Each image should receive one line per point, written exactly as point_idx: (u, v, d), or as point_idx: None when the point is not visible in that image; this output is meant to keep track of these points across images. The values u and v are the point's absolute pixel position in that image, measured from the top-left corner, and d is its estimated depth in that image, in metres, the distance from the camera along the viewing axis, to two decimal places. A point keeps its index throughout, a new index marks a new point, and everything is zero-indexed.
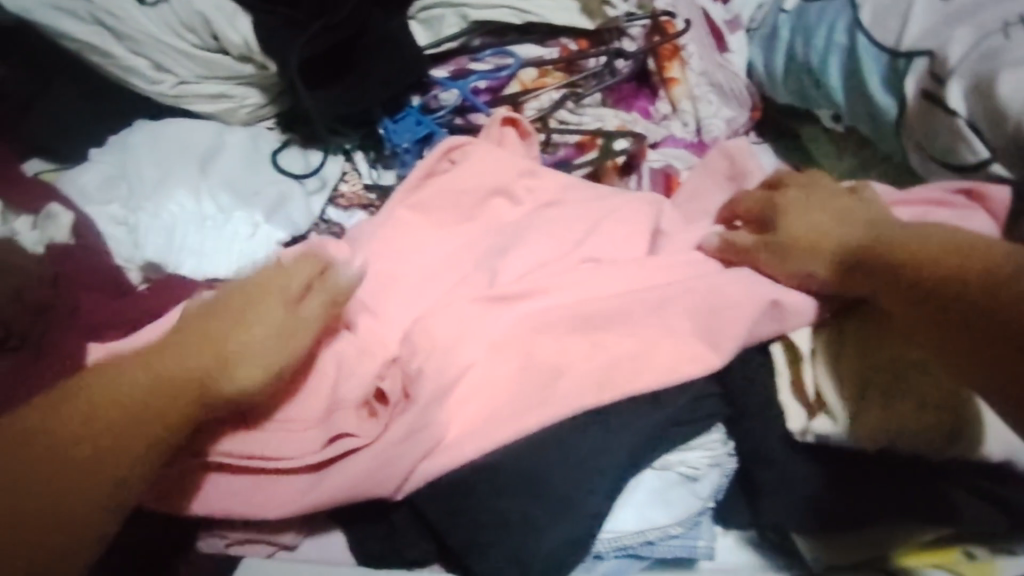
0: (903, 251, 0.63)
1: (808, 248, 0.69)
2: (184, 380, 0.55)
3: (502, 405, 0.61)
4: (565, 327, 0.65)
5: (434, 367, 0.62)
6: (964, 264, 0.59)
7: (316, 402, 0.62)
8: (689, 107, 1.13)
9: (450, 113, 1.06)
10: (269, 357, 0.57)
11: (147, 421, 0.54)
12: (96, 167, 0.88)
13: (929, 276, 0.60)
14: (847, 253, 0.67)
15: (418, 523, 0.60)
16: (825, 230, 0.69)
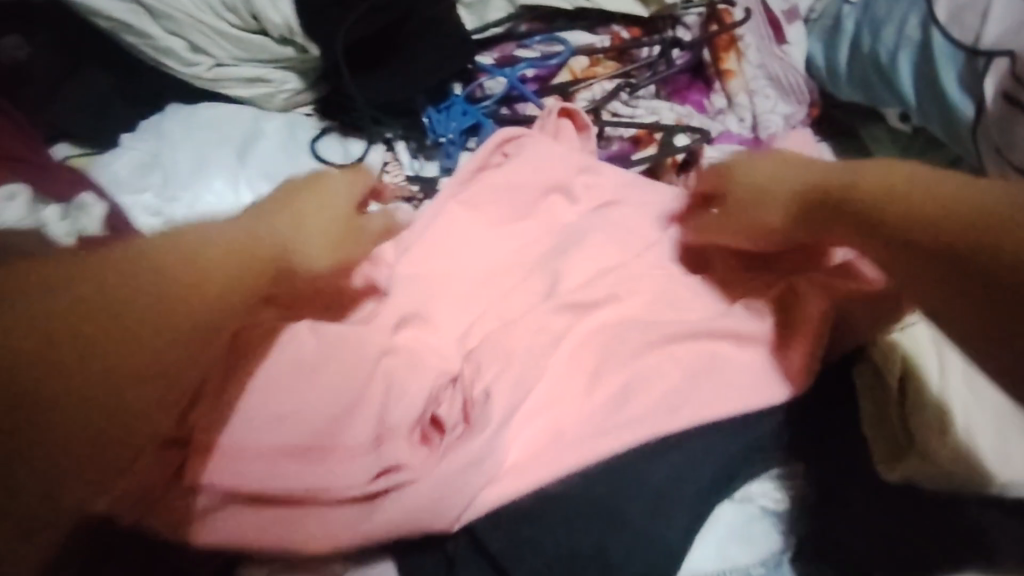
0: (855, 192, 0.53)
1: (761, 200, 0.59)
2: (274, 232, 0.54)
3: (574, 431, 0.56)
4: (636, 341, 0.60)
5: (503, 389, 0.57)
6: (940, 202, 0.48)
7: (363, 426, 0.55)
8: (747, 102, 1.06)
9: (496, 103, 1.00)
10: (336, 230, 0.58)
11: (244, 271, 0.51)
12: (129, 154, 0.84)
13: (887, 223, 0.51)
14: (802, 201, 0.57)
15: (477, 558, 0.53)
16: (785, 177, 0.59)
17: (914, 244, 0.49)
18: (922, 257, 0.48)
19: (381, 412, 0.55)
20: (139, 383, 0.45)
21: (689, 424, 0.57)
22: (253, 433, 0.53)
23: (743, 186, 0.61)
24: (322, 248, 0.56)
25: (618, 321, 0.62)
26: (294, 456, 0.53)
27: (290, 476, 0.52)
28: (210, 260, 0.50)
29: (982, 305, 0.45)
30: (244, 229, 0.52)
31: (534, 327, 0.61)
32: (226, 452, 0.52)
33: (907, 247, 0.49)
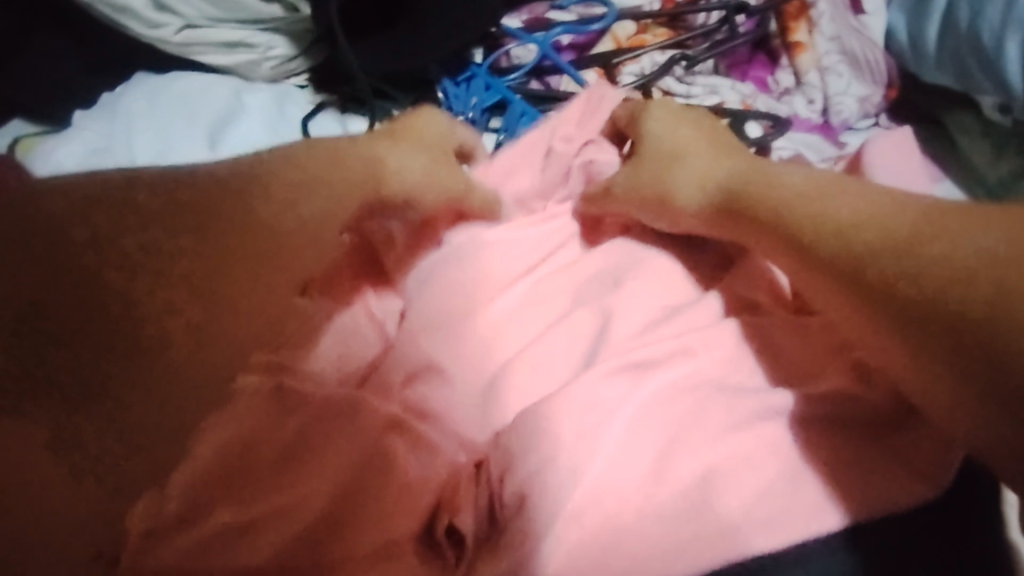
0: (783, 201, 0.50)
1: (667, 185, 0.55)
2: (377, 166, 0.54)
3: (640, 552, 0.42)
4: (711, 422, 0.47)
5: (543, 488, 0.44)
6: (888, 226, 0.45)
7: (361, 534, 0.43)
8: (818, 81, 0.89)
9: (525, 75, 0.84)
10: (441, 162, 0.57)
11: (333, 201, 0.52)
12: (80, 140, 0.69)
13: (861, 237, 0.45)
14: (713, 196, 0.53)
15: None
16: (691, 159, 0.55)
17: (858, 268, 0.45)
18: (868, 288, 0.44)
19: (383, 514, 0.44)
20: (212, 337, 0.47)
21: (792, 540, 0.43)
22: (212, 549, 0.42)
23: (652, 161, 0.56)
24: (422, 172, 0.55)
25: (687, 391, 0.48)
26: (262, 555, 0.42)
27: None
28: (310, 194, 0.51)
29: (948, 350, 0.41)
30: (341, 154, 0.53)
31: (578, 401, 0.46)
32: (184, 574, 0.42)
33: (848, 274, 0.45)
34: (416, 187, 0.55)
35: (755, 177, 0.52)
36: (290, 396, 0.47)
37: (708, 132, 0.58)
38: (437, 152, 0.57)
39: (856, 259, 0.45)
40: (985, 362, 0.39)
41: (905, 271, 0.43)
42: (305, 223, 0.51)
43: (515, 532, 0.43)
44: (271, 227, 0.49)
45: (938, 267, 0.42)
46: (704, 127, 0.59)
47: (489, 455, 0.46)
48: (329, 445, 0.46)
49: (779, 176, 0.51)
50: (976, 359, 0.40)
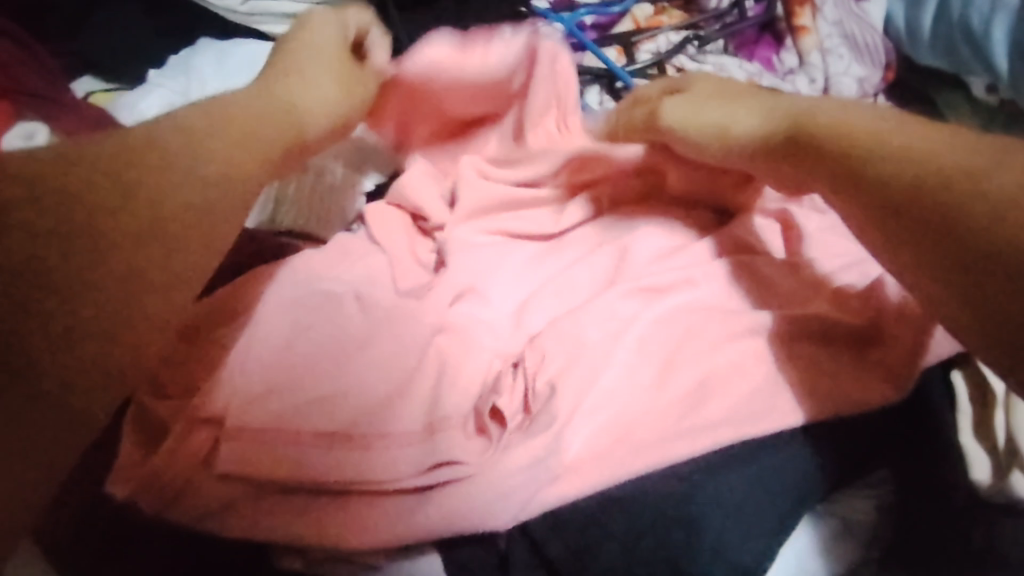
0: (848, 135, 0.46)
1: (733, 121, 0.53)
2: (293, 85, 0.51)
3: (654, 434, 0.50)
4: (708, 336, 0.55)
5: (567, 381, 0.52)
6: (936, 153, 0.42)
7: (415, 410, 0.50)
8: (819, 61, 0.96)
9: None
10: (342, 73, 0.55)
11: (263, 129, 0.47)
12: (161, 92, 0.77)
13: (914, 173, 0.42)
14: (767, 130, 0.50)
15: (535, 561, 0.48)
16: (741, 116, 0.52)
17: (912, 196, 0.42)
18: (912, 209, 0.42)
19: (434, 396, 0.50)
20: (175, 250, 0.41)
21: (774, 428, 0.51)
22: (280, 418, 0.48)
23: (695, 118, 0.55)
24: (335, 86, 0.53)
25: (692, 310, 0.56)
26: (328, 421, 0.48)
27: (317, 467, 0.47)
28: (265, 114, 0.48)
29: (984, 267, 0.38)
30: (262, 86, 0.49)
31: (597, 315, 0.55)
32: (261, 435, 0.47)
33: (915, 210, 0.42)
34: (319, 96, 0.52)
35: (821, 110, 0.48)
36: (350, 298, 0.54)
37: (743, 92, 0.56)
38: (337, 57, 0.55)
39: (903, 185, 0.42)
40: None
41: (955, 193, 0.40)
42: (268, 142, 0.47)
43: (546, 415, 0.50)
44: (210, 148, 0.44)
45: (1004, 200, 0.39)
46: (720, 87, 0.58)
47: (524, 354, 0.54)
48: (382, 338, 0.52)
49: (846, 113, 0.47)
50: (997, 268, 0.38)
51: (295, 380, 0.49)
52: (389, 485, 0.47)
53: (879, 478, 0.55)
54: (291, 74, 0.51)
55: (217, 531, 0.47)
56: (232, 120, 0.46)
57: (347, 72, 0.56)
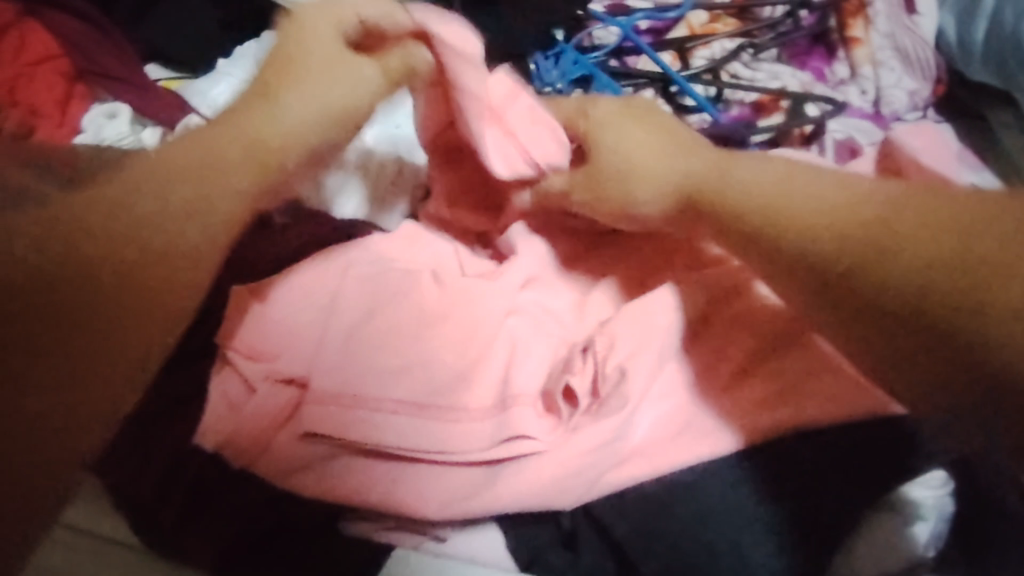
0: (781, 219, 0.40)
1: (632, 195, 0.45)
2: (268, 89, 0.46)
3: (721, 423, 0.51)
4: (763, 347, 0.53)
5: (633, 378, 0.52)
6: (893, 252, 0.36)
7: (486, 387, 0.51)
8: (871, 73, 0.98)
9: (606, 54, 0.92)
10: (338, 80, 0.47)
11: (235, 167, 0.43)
12: (229, 79, 0.78)
13: (872, 280, 0.36)
14: (675, 196, 0.44)
15: (598, 539, 0.50)
16: (658, 168, 0.44)
17: (876, 306, 0.36)
18: (864, 310, 0.37)
19: (506, 374, 0.52)
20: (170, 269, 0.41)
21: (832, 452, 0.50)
22: (353, 383, 0.50)
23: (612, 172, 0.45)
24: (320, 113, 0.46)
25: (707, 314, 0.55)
26: (403, 390, 0.50)
27: (393, 434, 0.49)
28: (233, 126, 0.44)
29: (926, 355, 0.35)
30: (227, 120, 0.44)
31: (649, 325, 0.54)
32: (341, 400, 0.49)
33: (881, 320, 0.36)
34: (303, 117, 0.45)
35: (716, 175, 0.43)
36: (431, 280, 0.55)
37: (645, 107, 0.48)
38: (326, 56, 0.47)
39: (825, 268, 0.38)
40: (987, 377, 0.34)
41: (882, 273, 0.36)
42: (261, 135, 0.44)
43: (614, 402, 0.51)
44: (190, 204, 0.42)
45: (936, 275, 0.35)
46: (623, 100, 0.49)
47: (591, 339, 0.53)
48: (454, 317, 0.54)
49: (752, 174, 0.42)
50: (947, 358, 0.35)
51: (372, 351, 0.51)
52: (461, 455, 0.49)
53: (939, 480, 0.55)
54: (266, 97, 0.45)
55: (298, 490, 0.49)
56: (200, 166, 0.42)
57: (338, 64, 0.47)
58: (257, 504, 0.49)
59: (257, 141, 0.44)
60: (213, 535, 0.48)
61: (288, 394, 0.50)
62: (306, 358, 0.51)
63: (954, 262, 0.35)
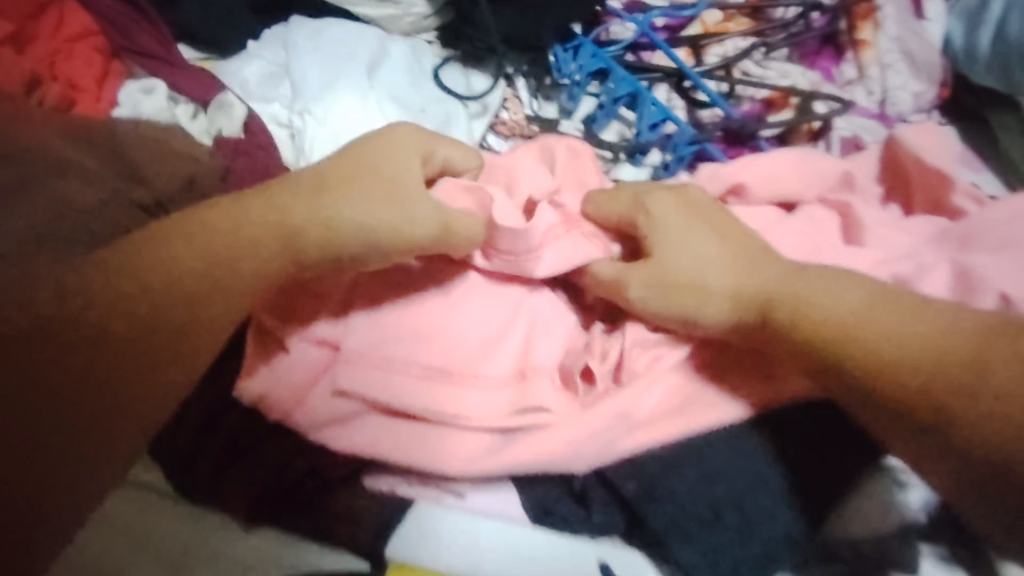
0: (854, 357, 0.47)
1: (693, 302, 0.52)
2: (363, 197, 0.51)
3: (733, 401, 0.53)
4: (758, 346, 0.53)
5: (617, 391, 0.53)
6: (937, 373, 0.44)
7: (505, 359, 0.54)
8: (878, 75, 1.00)
9: (623, 49, 0.95)
10: (400, 200, 0.52)
11: (269, 252, 0.50)
12: (261, 61, 0.81)
13: (914, 417, 0.45)
14: (742, 313, 0.51)
15: (609, 499, 0.52)
16: (715, 281, 0.52)
17: (916, 419, 0.45)
18: (916, 426, 0.45)
19: (525, 346, 0.55)
20: (209, 304, 0.49)
21: (819, 424, 0.54)
22: (383, 346, 0.53)
23: (673, 274, 0.53)
24: (379, 220, 0.51)
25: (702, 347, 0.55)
26: (428, 354, 0.53)
27: (421, 396, 0.51)
28: (297, 194, 0.51)
29: (983, 477, 0.43)
30: (289, 218, 0.50)
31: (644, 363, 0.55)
32: (369, 360, 0.52)
33: (931, 430, 0.44)
34: (369, 227, 0.51)
35: (785, 290, 0.50)
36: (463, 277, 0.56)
37: (718, 222, 0.55)
38: (388, 179, 0.53)
39: (902, 402, 0.45)
40: (986, 465, 0.42)
41: (930, 398, 0.44)
42: (337, 224, 0.51)
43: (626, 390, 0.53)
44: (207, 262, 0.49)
45: (953, 390, 0.44)
46: (686, 210, 0.55)
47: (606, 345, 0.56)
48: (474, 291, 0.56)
49: (815, 293, 0.50)
50: (997, 477, 0.42)
51: (393, 321, 0.54)
52: (473, 420, 0.52)
53: None
54: (327, 192, 0.51)
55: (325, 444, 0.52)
56: (240, 240, 0.49)
57: (396, 189, 0.52)
58: (286, 455, 0.52)
59: (295, 240, 0.50)
60: (245, 485, 0.52)
61: (321, 353, 0.53)
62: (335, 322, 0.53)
63: (963, 385, 0.44)
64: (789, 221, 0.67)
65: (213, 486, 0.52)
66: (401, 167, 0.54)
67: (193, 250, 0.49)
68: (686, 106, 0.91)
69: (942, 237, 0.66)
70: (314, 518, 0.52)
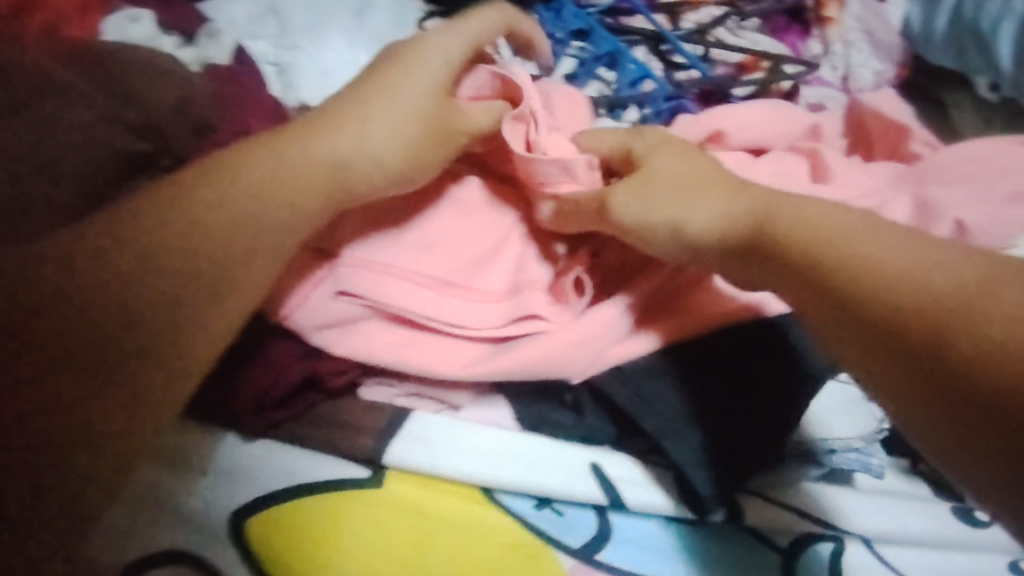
0: (861, 282, 0.45)
1: (681, 213, 0.53)
2: (400, 119, 0.54)
3: (718, 308, 0.55)
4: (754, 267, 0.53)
5: (585, 331, 0.53)
6: (932, 292, 0.42)
7: (498, 276, 0.56)
8: (841, 52, 0.99)
9: (601, 12, 0.97)
10: (430, 114, 0.54)
11: (299, 184, 0.51)
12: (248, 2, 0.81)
13: (917, 343, 0.42)
14: (733, 228, 0.51)
15: (601, 408, 0.54)
16: (705, 198, 0.53)
17: (915, 345, 0.42)
18: (912, 359, 0.42)
19: (518, 264, 0.57)
20: (259, 238, 0.49)
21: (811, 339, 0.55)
22: (381, 254, 0.54)
23: (660, 184, 0.54)
24: (406, 139, 0.53)
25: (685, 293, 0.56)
26: (426, 266, 0.55)
27: (418, 301, 0.53)
28: (337, 123, 0.53)
29: (972, 415, 0.39)
30: (318, 142, 0.52)
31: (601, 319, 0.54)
32: (370, 265, 0.53)
33: (932, 361, 0.41)
34: (399, 146, 0.53)
35: (785, 215, 0.50)
36: (438, 213, 0.58)
37: (703, 162, 0.55)
38: (421, 89, 0.55)
39: (904, 330, 0.42)
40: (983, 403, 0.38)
41: (931, 322, 0.41)
42: (380, 154, 0.53)
43: (589, 326, 0.53)
44: (237, 188, 0.50)
45: (942, 310, 0.41)
46: (677, 151, 0.56)
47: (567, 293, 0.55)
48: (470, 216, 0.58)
49: (805, 217, 0.49)
50: (989, 419, 0.38)
51: (387, 241, 0.55)
52: (463, 331, 0.53)
53: None
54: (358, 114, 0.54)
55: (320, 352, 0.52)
56: (275, 164, 0.51)
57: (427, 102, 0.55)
58: (291, 359, 0.52)
59: (332, 161, 0.52)
60: (240, 389, 0.51)
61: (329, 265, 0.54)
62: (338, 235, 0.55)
63: (953, 302, 0.41)
64: (760, 164, 0.70)
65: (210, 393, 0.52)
66: (428, 75, 0.55)
67: (213, 192, 0.49)
68: (663, 67, 0.94)
69: (901, 178, 0.71)
70: (314, 421, 0.52)
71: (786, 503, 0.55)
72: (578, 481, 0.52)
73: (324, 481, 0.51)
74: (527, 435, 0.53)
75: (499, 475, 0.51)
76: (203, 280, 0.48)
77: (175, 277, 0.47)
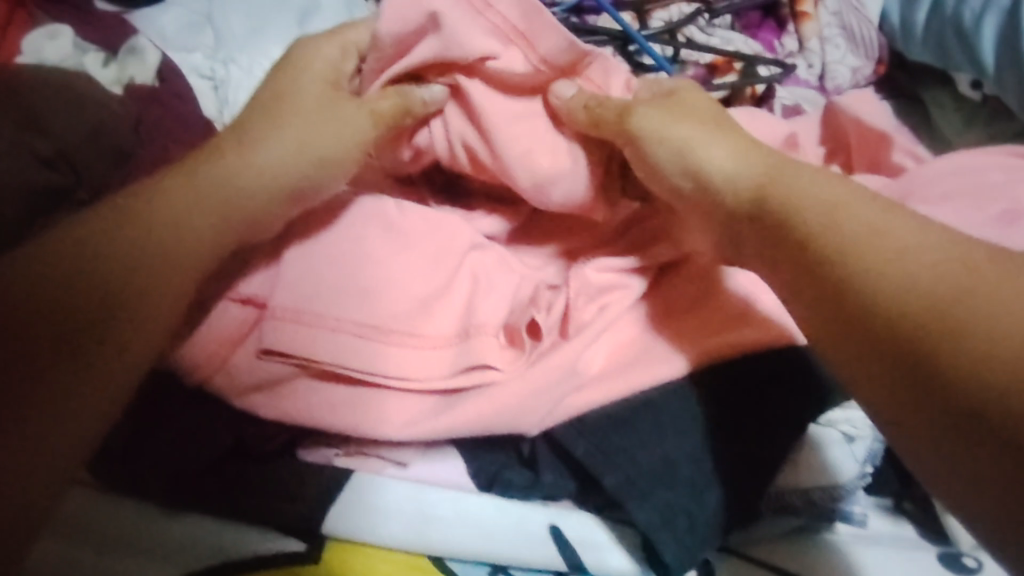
0: (867, 287, 0.42)
1: (700, 151, 0.49)
2: (293, 140, 0.50)
3: (699, 347, 0.51)
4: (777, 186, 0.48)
5: (542, 377, 0.49)
6: (940, 289, 0.41)
7: (447, 318, 0.51)
8: (818, 47, 0.95)
9: (566, 11, 0.91)
10: (324, 127, 0.51)
11: (202, 228, 0.47)
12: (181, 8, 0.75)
13: (919, 364, 0.39)
14: (747, 176, 0.49)
15: (559, 460, 0.49)
16: (725, 135, 0.50)
17: (920, 372, 0.39)
18: (919, 383, 0.39)
19: (468, 304, 0.51)
20: (178, 287, 0.46)
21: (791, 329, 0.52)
22: (314, 300, 0.49)
23: (681, 109, 0.52)
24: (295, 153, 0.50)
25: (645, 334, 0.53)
26: (365, 311, 0.49)
27: (358, 355, 0.48)
28: (225, 155, 0.49)
29: (988, 451, 0.37)
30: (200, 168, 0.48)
31: (558, 365, 0.50)
32: (301, 315, 0.49)
33: (938, 398, 0.38)
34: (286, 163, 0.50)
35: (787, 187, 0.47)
36: (378, 239, 0.52)
37: (713, 117, 0.52)
38: (313, 111, 0.52)
39: (911, 345, 0.40)
40: (1002, 438, 0.36)
41: (942, 328, 0.39)
42: (267, 169, 0.49)
43: (540, 376, 0.49)
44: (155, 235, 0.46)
45: (952, 314, 0.39)
46: (698, 107, 0.53)
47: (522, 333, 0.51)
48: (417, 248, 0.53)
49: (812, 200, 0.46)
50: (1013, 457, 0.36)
51: (321, 279, 0.50)
52: (405, 384, 0.49)
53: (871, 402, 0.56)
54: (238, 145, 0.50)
55: (252, 416, 0.48)
56: (174, 205, 0.47)
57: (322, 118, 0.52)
58: (209, 426, 0.48)
59: (221, 191, 0.48)
60: (160, 464, 0.47)
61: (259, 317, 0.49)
62: (265, 280, 0.50)
63: (951, 310, 0.40)
64: None
65: (125, 463, 0.47)
66: (319, 96, 0.53)
67: (128, 241, 0.45)
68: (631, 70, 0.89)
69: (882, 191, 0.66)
70: (243, 488, 0.47)
71: (764, 560, 0.52)
72: (533, 546, 0.48)
73: (255, 555, 0.46)
74: (478, 494, 0.49)
75: (447, 542, 0.47)
76: (128, 341, 0.43)
77: (88, 347, 0.42)
